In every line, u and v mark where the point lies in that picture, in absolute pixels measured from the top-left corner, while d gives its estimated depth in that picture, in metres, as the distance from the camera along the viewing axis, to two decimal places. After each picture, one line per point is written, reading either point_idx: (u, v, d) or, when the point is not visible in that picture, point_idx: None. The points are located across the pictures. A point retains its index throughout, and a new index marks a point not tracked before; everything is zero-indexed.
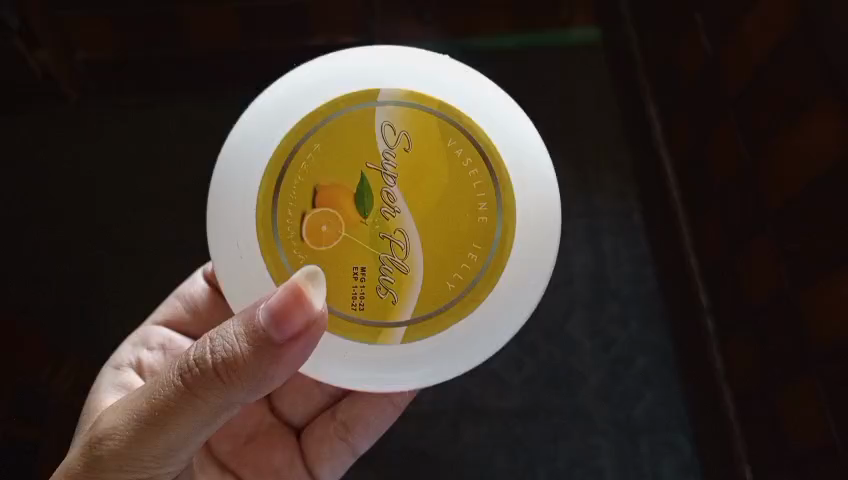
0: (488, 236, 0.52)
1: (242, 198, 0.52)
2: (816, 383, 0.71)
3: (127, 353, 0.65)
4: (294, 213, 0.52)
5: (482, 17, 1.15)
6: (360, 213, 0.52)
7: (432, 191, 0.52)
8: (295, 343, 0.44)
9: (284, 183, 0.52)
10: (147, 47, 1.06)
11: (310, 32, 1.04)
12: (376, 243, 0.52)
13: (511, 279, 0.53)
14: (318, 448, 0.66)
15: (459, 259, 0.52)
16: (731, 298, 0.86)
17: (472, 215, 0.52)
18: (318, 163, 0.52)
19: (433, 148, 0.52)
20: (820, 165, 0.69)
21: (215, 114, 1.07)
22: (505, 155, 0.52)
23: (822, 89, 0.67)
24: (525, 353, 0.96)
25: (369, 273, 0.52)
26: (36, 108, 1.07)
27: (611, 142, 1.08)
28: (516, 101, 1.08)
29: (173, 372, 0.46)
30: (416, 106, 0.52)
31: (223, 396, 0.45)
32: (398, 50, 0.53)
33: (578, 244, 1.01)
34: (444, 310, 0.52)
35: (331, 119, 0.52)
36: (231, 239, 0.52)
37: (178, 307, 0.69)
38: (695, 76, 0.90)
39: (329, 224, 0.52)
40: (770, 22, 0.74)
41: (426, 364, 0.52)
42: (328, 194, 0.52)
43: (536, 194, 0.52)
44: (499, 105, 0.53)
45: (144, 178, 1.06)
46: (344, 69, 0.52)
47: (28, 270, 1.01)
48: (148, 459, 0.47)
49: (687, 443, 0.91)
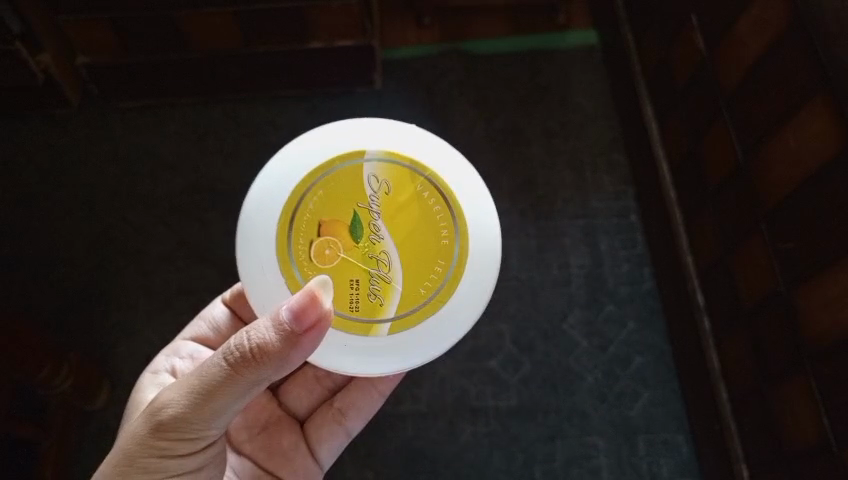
0: (449, 257, 0.55)
1: (266, 231, 0.55)
2: (811, 381, 0.71)
3: (161, 361, 0.66)
4: (304, 240, 0.55)
5: (480, 23, 1.18)
6: (353, 237, 0.55)
7: (407, 221, 0.55)
8: (314, 335, 0.47)
9: (295, 219, 0.55)
10: (148, 56, 1.01)
11: (308, 36, 1.00)
12: (367, 261, 0.54)
13: (471, 279, 0.55)
14: (320, 432, 0.67)
15: (427, 270, 0.55)
16: (726, 297, 0.86)
17: (437, 240, 0.55)
18: (321, 206, 0.55)
19: (406, 192, 0.56)
20: (813, 163, 0.69)
21: (222, 121, 1.10)
22: (462, 200, 0.56)
23: (817, 87, 0.67)
24: (523, 354, 0.96)
25: (362, 284, 0.54)
26: (38, 112, 1.09)
27: (606, 143, 1.09)
28: (512, 105, 1.11)
29: (201, 371, 0.48)
30: (390, 161, 0.56)
31: (248, 384, 0.48)
32: (367, 123, 0.57)
33: (576, 244, 1.02)
34: (419, 307, 0.54)
35: (327, 174, 0.55)
36: (254, 264, 0.54)
37: (203, 326, 0.69)
38: (691, 75, 0.91)
39: (331, 247, 0.54)
40: (764, 23, 0.74)
41: (406, 351, 0.54)
42: (330, 225, 0.55)
43: (483, 225, 0.56)
44: (450, 157, 0.57)
45: (145, 180, 1.07)
46: (329, 136, 0.56)
47: (28, 271, 1.01)
48: (177, 446, 0.49)
49: (684, 443, 0.92)
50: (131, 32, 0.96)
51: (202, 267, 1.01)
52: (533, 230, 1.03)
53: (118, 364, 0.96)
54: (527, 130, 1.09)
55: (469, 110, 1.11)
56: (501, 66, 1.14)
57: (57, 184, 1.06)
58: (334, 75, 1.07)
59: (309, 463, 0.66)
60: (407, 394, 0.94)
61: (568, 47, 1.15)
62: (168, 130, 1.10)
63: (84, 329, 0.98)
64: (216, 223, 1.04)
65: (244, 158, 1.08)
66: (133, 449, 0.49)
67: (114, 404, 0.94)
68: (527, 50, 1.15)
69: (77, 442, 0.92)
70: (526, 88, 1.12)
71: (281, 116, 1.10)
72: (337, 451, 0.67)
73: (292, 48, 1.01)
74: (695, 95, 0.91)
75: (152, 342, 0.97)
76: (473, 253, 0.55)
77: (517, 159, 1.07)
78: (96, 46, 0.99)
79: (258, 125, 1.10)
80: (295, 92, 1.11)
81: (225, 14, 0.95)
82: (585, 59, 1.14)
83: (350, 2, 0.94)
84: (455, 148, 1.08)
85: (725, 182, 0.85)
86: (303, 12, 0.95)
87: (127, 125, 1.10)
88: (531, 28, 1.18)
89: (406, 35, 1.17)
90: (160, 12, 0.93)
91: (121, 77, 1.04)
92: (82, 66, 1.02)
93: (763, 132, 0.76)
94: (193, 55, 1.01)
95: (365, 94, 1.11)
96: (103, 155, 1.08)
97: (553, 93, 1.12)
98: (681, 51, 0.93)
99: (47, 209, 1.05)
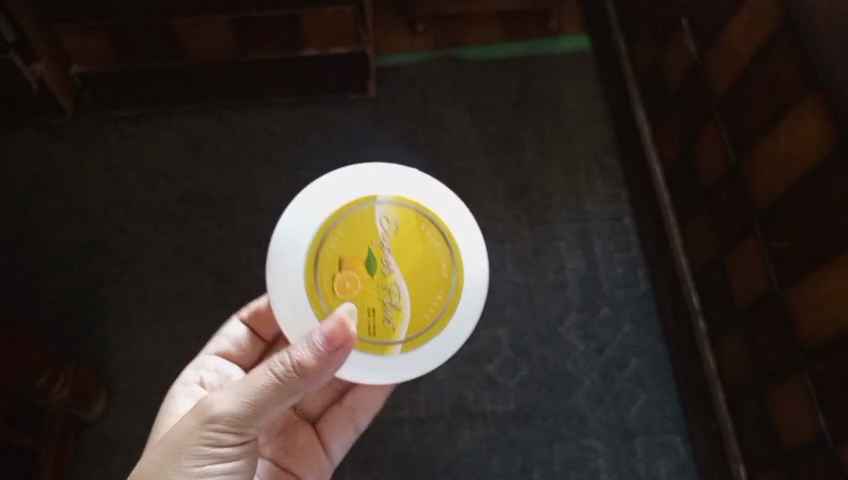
0: (450, 286, 0.58)
1: (292, 267, 0.57)
2: (807, 379, 0.72)
3: (189, 374, 0.66)
4: (328, 274, 0.57)
5: (472, 30, 1.19)
6: (369, 271, 0.57)
7: (414, 256, 0.57)
8: (342, 354, 0.52)
9: (318, 256, 0.57)
10: (143, 64, 1.01)
11: (303, 43, 1.00)
12: (381, 292, 0.57)
13: (468, 304, 0.58)
14: (333, 429, 0.68)
15: (431, 298, 0.57)
16: (721, 297, 0.87)
17: (438, 272, 0.58)
18: (340, 246, 0.57)
19: (412, 232, 0.57)
20: (804, 165, 0.70)
21: (216, 128, 1.11)
22: (461, 239, 0.58)
23: (807, 89, 0.68)
24: (520, 357, 0.96)
25: (376, 312, 0.57)
26: (32, 120, 1.09)
27: (600, 147, 1.09)
28: (506, 110, 1.12)
29: (243, 385, 0.52)
30: (398, 204, 0.57)
31: (285, 395, 0.52)
32: (376, 168, 0.58)
33: (571, 248, 1.02)
34: (425, 330, 0.57)
35: (343, 216, 0.57)
36: (283, 295, 0.56)
37: (226, 343, 0.69)
38: (683, 79, 0.92)
39: (350, 280, 0.57)
40: (754, 26, 0.75)
41: (414, 367, 0.57)
42: (348, 262, 0.57)
43: (478, 258, 0.58)
44: (450, 199, 0.58)
45: (139, 188, 1.07)
46: (343, 181, 0.58)
47: (23, 279, 1.01)
48: (215, 450, 0.52)
49: (682, 444, 0.92)
50: (126, 40, 0.96)
51: (198, 274, 1.01)
52: (528, 235, 1.03)
53: (114, 372, 0.96)
54: (521, 135, 1.10)
55: (462, 116, 1.11)
56: (494, 73, 1.14)
57: (52, 192, 1.06)
58: (328, 81, 1.08)
59: (323, 459, 0.67)
60: (405, 400, 0.93)
61: (560, 52, 1.16)
62: (162, 138, 1.10)
63: (79, 338, 0.98)
64: (212, 230, 1.04)
65: (238, 165, 1.08)
66: (175, 451, 0.52)
67: (110, 413, 0.94)
68: (520, 55, 1.16)
69: (73, 452, 0.92)
70: (518, 93, 1.13)
71: (275, 123, 1.11)
72: (347, 445, 0.69)
73: (287, 54, 1.02)
74: (687, 98, 0.91)
75: (148, 350, 0.97)
76: (470, 281, 0.58)
77: (511, 163, 1.08)
78: (91, 54, 0.99)
79: (253, 131, 1.10)
80: (289, 99, 1.11)
81: (220, 22, 0.95)
82: (578, 64, 1.15)
83: (344, 9, 0.94)
84: (450, 153, 1.08)
85: (718, 184, 0.86)
86: (298, 19, 0.96)
87: (121, 134, 1.10)
88: (524, 34, 1.19)
89: (400, 41, 1.18)
90: (154, 19, 0.93)
91: (116, 85, 1.04)
92: (76, 75, 1.01)
93: (756, 133, 0.77)
94: (187, 62, 1.02)
95: (360, 100, 1.12)
96: (97, 163, 1.08)
97: (546, 98, 1.13)
98: (672, 55, 0.94)
99: (42, 218, 1.05)
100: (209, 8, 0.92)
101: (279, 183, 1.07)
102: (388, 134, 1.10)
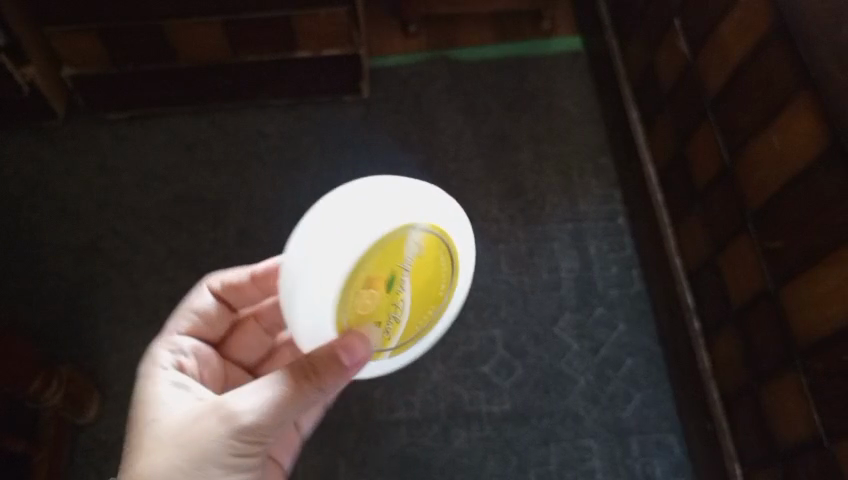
0: (443, 303, 0.59)
1: (316, 282, 0.51)
2: (802, 378, 0.72)
3: (162, 354, 0.62)
4: (349, 291, 0.53)
5: (465, 31, 1.19)
6: (386, 291, 0.54)
7: (424, 279, 0.56)
8: (358, 367, 0.53)
9: (345, 273, 0.52)
10: (135, 67, 1.01)
11: (297, 45, 1.00)
12: (391, 308, 0.55)
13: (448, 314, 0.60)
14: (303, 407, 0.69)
15: (426, 313, 0.58)
16: (715, 296, 0.87)
17: (436, 291, 0.57)
18: (367, 265, 0.52)
19: (431, 257, 0.56)
20: (797, 164, 0.71)
21: (210, 131, 1.10)
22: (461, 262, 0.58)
23: (800, 88, 0.69)
24: (515, 358, 0.96)
25: (382, 326, 0.55)
26: (24, 123, 1.09)
27: (593, 147, 1.10)
28: (499, 111, 1.12)
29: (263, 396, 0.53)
30: (429, 230, 0.54)
31: (305, 405, 0.53)
32: (414, 189, 0.53)
33: (565, 248, 1.03)
34: (413, 337, 0.58)
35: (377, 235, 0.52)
36: (303, 308, 0.52)
37: (197, 319, 0.65)
38: (675, 79, 0.92)
39: (369, 298, 0.54)
40: (747, 26, 0.75)
41: (394, 364, 0.60)
42: (372, 281, 0.53)
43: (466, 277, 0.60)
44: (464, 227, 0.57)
45: (133, 191, 1.06)
46: (378, 195, 0.52)
47: (16, 283, 1.01)
48: (234, 457, 0.53)
49: (677, 443, 0.92)
50: (118, 43, 0.96)
51: (192, 277, 1.01)
52: (523, 235, 1.03)
53: (107, 377, 0.95)
54: (515, 136, 1.10)
55: (456, 117, 1.11)
56: (488, 73, 1.15)
57: (44, 196, 1.06)
58: (322, 83, 1.08)
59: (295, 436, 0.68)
60: (400, 401, 0.94)
61: (553, 53, 1.16)
62: (155, 141, 1.09)
63: (73, 343, 0.97)
64: (206, 233, 1.03)
65: (232, 168, 1.08)
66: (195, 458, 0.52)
67: (104, 417, 0.93)
68: (513, 56, 1.16)
69: (67, 457, 0.91)
70: (512, 94, 1.13)
71: (268, 125, 1.11)
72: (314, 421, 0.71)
73: (281, 56, 1.01)
74: (679, 98, 0.92)
75: (143, 354, 0.97)
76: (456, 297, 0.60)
77: (505, 164, 1.08)
78: (83, 56, 0.98)
79: (246, 134, 1.10)
80: (283, 101, 1.11)
81: (213, 24, 0.95)
82: (570, 65, 1.16)
83: (338, 10, 0.95)
84: (444, 154, 1.09)
85: (711, 184, 0.86)
86: (291, 20, 0.95)
87: (114, 137, 1.10)
88: (517, 35, 1.19)
89: (393, 43, 1.18)
90: (147, 21, 0.93)
91: (109, 88, 1.04)
92: (68, 78, 1.01)
93: (748, 132, 0.77)
94: (180, 65, 1.01)
95: (353, 102, 1.12)
96: (90, 166, 1.08)
97: (539, 98, 1.13)
98: (665, 55, 0.94)
99: (34, 222, 1.04)
100: (203, 10, 0.92)
101: (273, 185, 1.07)
102: (382, 135, 1.10)
